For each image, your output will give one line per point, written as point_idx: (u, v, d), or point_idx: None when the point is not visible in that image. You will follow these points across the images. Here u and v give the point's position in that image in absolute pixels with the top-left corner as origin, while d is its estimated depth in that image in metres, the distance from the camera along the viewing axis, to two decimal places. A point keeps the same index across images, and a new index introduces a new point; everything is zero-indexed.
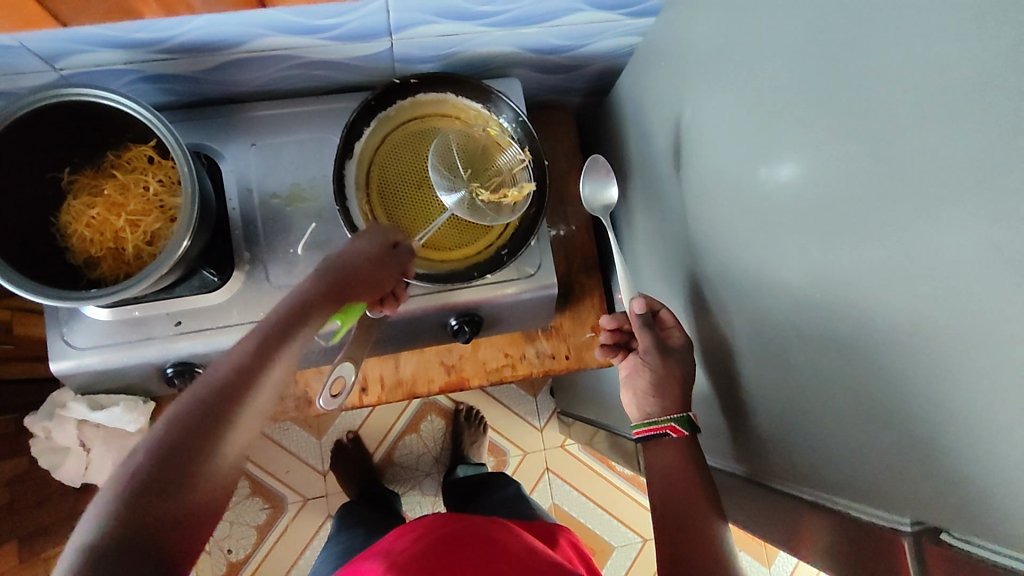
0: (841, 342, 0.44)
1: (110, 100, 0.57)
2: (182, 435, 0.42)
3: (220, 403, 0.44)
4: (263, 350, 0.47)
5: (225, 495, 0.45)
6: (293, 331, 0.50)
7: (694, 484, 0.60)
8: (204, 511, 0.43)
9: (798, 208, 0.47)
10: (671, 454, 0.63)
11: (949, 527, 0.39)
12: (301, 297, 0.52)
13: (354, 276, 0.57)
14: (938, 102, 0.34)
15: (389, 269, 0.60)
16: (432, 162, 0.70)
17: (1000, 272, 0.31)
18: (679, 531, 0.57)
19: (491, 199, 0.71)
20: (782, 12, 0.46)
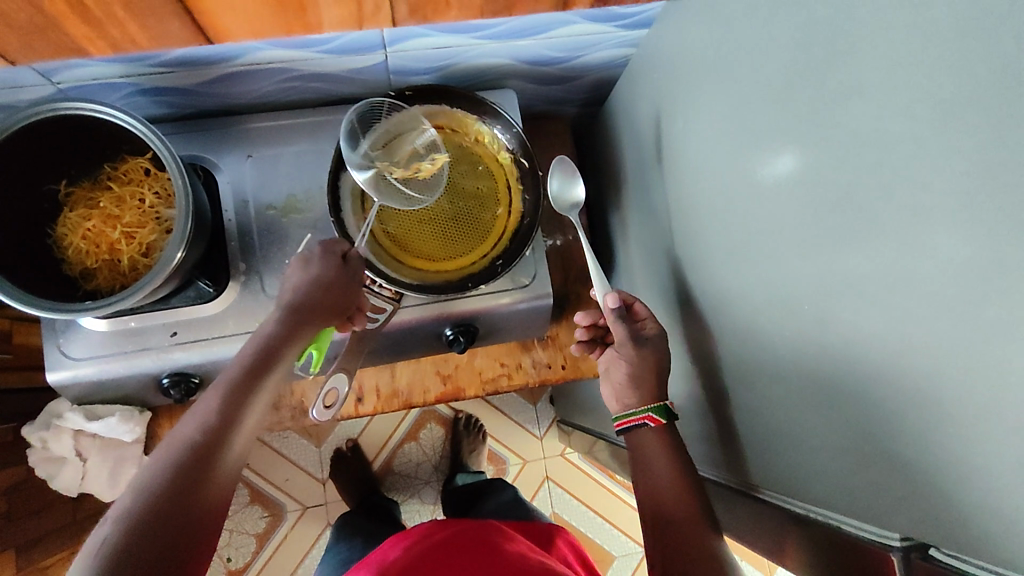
0: (830, 354, 0.44)
1: (106, 114, 0.58)
2: (173, 472, 0.46)
3: (207, 443, 0.49)
4: (240, 391, 0.52)
5: (218, 529, 0.49)
6: (266, 371, 0.54)
7: (680, 478, 0.60)
8: (202, 547, 0.47)
9: (789, 220, 0.47)
10: (654, 448, 0.63)
11: (937, 543, 0.38)
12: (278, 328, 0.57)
13: (317, 303, 0.58)
14: (925, 117, 0.34)
15: (353, 283, 0.61)
16: (348, 129, 0.67)
17: (988, 287, 0.31)
18: (669, 532, 0.56)
19: (403, 176, 0.70)
20: (772, 25, 0.46)
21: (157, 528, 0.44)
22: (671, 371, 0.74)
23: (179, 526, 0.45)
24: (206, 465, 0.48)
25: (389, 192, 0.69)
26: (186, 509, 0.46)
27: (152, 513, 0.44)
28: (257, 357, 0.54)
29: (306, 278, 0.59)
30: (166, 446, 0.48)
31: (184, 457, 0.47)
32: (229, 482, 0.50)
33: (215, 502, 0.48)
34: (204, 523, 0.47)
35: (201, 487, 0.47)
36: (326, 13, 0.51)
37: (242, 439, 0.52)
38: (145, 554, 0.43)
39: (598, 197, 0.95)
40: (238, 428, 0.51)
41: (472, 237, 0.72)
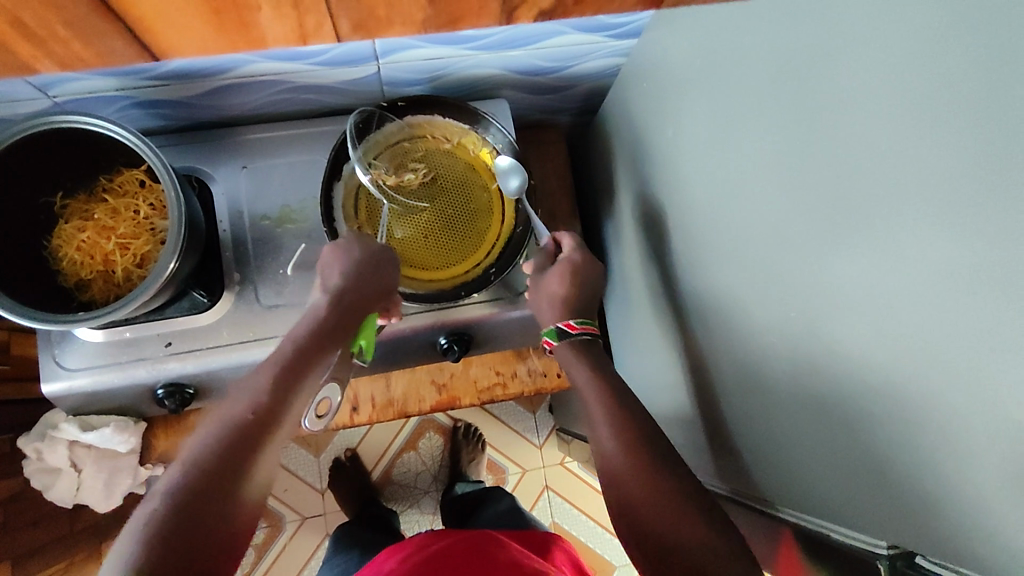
0: (818, 358, 0.44)
1: (98, 126, 0.58)
2: (220, 459, 0.48)
3: (253, 422, 0.51)
4: (285, 377, 0.55)
5: (259, 506, 0.51)
6: (309, 363, 0.57)
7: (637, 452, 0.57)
8: (244, 520, 0.49)
9: (777, 226, 0.47)
10: (608, 439, 0.59)
11: (923, 550, 0.38)
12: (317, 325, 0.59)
13: (356, 294, 0.62)
14: (907, 126, 0.34)
15: (387, 270, 0.65)
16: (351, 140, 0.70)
17: (971, 293, 0.31)
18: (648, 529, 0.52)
19: (394, 183, 0.71)
20: (758, 34, 0.47)
21: (205, 496, 0.46)
22: (666, 379, 0.74)
23: (225, 496, 0.47)
24: (251, 442, 0.50)
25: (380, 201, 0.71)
26: (231, 483, 0.48)
27: (200, 483, 0.47)
28: (294, 352, 0.57)
29: (347, 268, 0.63)
30: (213, 424, 0.51)
31: (230, 433, 0.50)
32: (272, 463, 0.52)
33: (259, 479, 0.50)
34: (247, 498, 0.49)
35: (247, 462, 0.49)
36: (271, 28, 0.37)
37: (287, 424, 0.54)
38: (191, 520, 0.45)
39: (593, 206, 0.95)
40: (282, 411, 0.53)
41: (467, 247, 0.72)
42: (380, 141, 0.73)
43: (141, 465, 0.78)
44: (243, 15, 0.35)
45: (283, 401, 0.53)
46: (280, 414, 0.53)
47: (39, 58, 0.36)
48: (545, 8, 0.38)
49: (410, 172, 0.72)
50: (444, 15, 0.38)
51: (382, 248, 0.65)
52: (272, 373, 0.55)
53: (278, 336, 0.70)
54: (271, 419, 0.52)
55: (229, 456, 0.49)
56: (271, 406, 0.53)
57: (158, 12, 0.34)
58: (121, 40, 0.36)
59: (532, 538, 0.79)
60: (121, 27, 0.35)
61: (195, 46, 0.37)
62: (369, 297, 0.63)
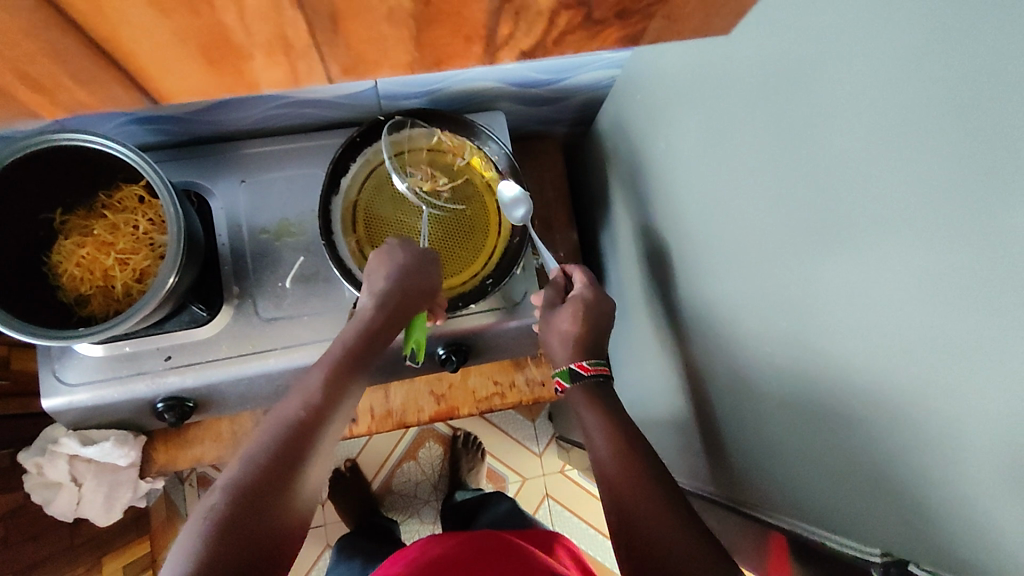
0: (812, 365, 0.44)
1: (98, 143, 0.59)
2: (277, 459, 0.50)
3: (309, 421, 0.54)
4: (332, 383, 0.57)
5: (313, 501, 0.53)
6: (356, 368, 0.59)
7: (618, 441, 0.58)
8: (302, 512, 0.51)
9: (770, 232, 0.48)
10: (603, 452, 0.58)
11: (919, 558, 0.38)
12: (364, 331, 0.61)
13: (402, 299, 0.63)
14: (887, 137, 0.35)
15: (431, 272, 0.67)
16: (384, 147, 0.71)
17: (952, 300, 0.32)
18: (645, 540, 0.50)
19: (431, 188, 0.72)
20: (745, 47, 0.48)
21: (268, 488, 0.49)
22: (663, 387, 0.74)
23: (286, 488, 0.50)
24: (307, 439, 0.53)
25: (377, 213, 0.72)
26: (291, 476, 0.50)
27: (262, 477, 0.49)
28: (341, 358, 0.59)
29: (392, 272, 0.64)
30: (270, 424, 0.54)
31: (288, 431, 0.53)
32: (324, 460, 0.55)
33: (311, 480, 0.53)
34: (303, 493, 0.51)
35: (304, 458, 0.52)
36: (267, 74, 0.33)
37: (337, 425, 0.57)
38: (255, 510, 0.47)
39: (589, 215, 0.96)
40: (334, 411, 0.56)
41: (464, 257, 0.73)
42: (400, 143, 0.73)
43: (141, 479, 0.79)
44: (240, 66, 0.32)
45: (331, 408, 0.56)
46: (329, 419, 0.55)
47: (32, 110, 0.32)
48: None
49: (435, 181, 0.73)
50: (430, 58, 0.34)
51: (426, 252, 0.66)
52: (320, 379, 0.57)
53: (277, 348, 0.70)
54: (321, 424, 0.54)
55: (290, 452, 0.51)
56: (320, 413, 0.55)
57: (154, 61, 0.30)
58: (113, 86, 0.32)
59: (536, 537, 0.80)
60: (106, 64, 0.30)
61: (185, 82, 0.32)
62: (411, 303, 0.65)
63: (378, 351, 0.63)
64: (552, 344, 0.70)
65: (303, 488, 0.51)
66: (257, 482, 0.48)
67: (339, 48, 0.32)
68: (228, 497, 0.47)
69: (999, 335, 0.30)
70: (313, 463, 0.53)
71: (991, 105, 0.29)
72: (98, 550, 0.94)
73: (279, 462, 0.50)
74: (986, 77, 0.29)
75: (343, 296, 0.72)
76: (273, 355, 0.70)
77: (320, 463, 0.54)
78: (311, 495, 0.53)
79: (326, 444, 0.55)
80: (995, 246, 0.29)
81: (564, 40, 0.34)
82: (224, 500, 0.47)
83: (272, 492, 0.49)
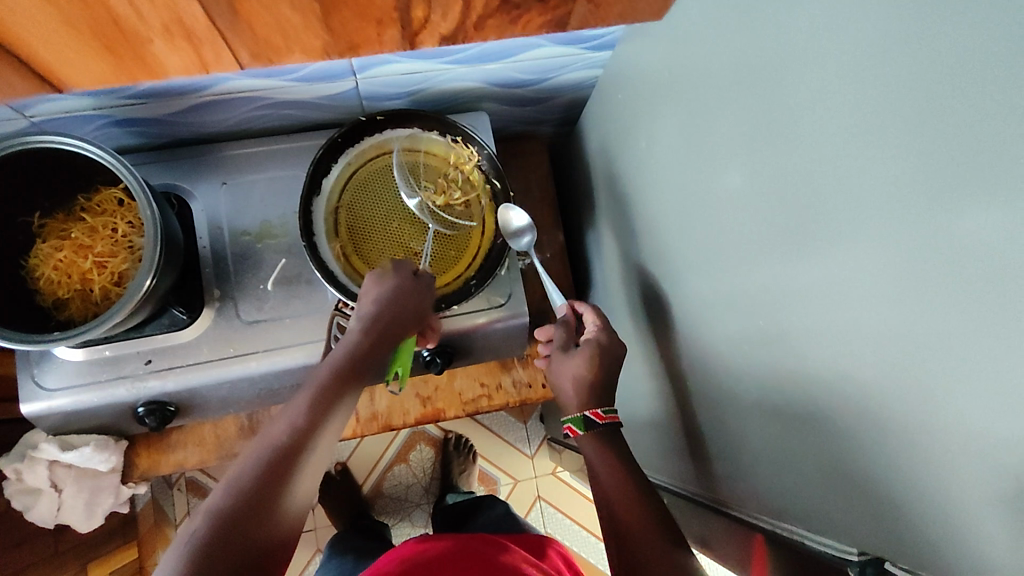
0: (790, 362, 0.44)
1: (73, 146, 0.59)
2: (259, 484, 0.49)
3: (297, 443, 0.53)
4: (320, 401, 0.56)
5: (298, 525, 0.52)
6: (345, 385, 0.57)
7: (613, 463, 0.62)
8: (284, 537, 0.50)
9: (748, 229, 0.47)
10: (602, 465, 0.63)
11: (894, 557, 0.38)
12: (353, 348, 0.60)
13: (392, 318, 0.62)
14: (858, 130, 0.35)
15: (424, 292, 0.65)
16: (397, 166, 0.72)
17: (924, 293, 0.32)
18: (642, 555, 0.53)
19: (443, 203, 0.72)
20: (721, 43, 0.47)
21: (249, 513, 0.48)
22: (649, 386, 0.74)
23: (268, 513, 0.49)
24: (291, 461, 0.52)
25: (361, 215, 0.72)
26: (274, 501, 0.49)
27: (244, 502, 0.48)
28: (332, 374, 0.57)
29: (382, 295, 0.63)
30: (258, 444, 0.53)
31: (274, 454, 0.51)
32: (311, 481, 0.54)
33: (296, 503, 0.52)
34: (286, 517, 0.50)
35: (288, 481, 0.51)
36: (169, 58, 0.37)
37: (325, 443, 0.55)
38: (235, 538, 0.47)
39: (575, 215, 0.95)
40: (320, 432, 0.55)
41: (447, 259, 0.73)
42: (408, 159, 0.73)
43: (123, 484, 0.78)
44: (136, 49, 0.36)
45: (318, 426, 0.54)
46: (317, 439, 0.54)
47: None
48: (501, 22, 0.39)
49: (445, 188, 0.72)
50: (344, 41, 0.39)
51: (418, 272, 0.65)
52: (309, 397, 0.56)
53: (259, 352, 0.70)
54: (308, 444, 0.53)
55: (274, 476, 0.50)
56: (306, 433, 0.53)
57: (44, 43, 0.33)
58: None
59: (527, 540, 0.78)
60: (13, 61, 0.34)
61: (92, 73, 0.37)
62: (404, 320, 0.63)
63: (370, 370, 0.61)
64: (564, 387, 0.69)
65: (288, 512, 0.51)
66: (239, 508, 0.48)
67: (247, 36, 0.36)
68: (208, 525, 0.47)
69: (970, 329, 0.29)
70: (298, 485, 0.52)
71: (960, 95, 0.28)
72: (84, 557, 0.94)
73: (262, 485, 0.49)
74: (954, 68, 0.29)
75: (326, 298, 0.72)
76: (255, 358, 0.70)
77: (306, 484, 0.53)
78: (297, 517, 0.52)
79: (313, 464, 0.54)
80: (966, 239, 0.29)
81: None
82: (204, 527, 0.47)
83: (253, 518, 0.48)
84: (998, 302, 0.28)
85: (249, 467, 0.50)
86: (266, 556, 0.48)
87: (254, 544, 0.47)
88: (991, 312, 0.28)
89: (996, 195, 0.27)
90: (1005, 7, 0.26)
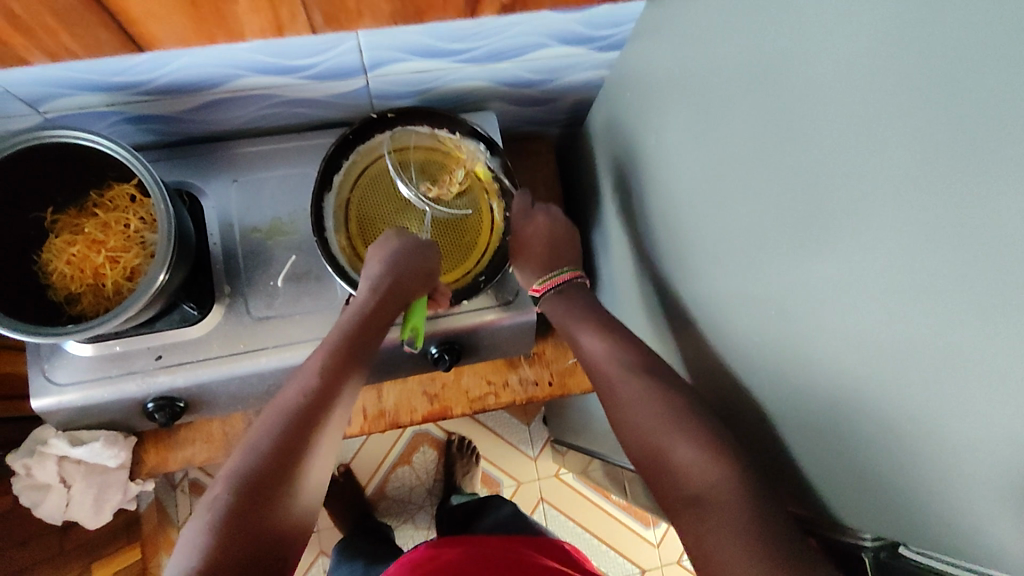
0: (800, 354, 0.45)
1: (88, 140, 0.59)
2: (277, 452, 0.51)
3: (306, 416, 0.54)
4: (331, 371, 0.57)
5: (317, 495, 0.54)
6: (355, 355, 0.59)
7: (648, 397, 0.58)
8: (306, 501, 0.52)
9: (755, 222, 0.48)
10: (632, 410, 0.59)
11: (908, 539, 0.39)
12: (359, 317, 0.62)
13: (396, 285, 0.63)
14: (866, 123, 0.35)
15: (428, 258, 0.66)
16: (388, 159, 0.72)
17: (932, 282, 0.32)
18: (687, 487, 0.51)
19: (438, 196, 0.73)
20: (727, 40, 0.48)
21: (270, 478, 0.49)
22: None
23: (288, 477, 0.50)
24: (306, 431, 0.53)
25: (370, 211, 0.73)
26: (292, 471, 0.51)
27: (262, 472, 0.49)
28: (339, 345, 0.59)
29: (385, 262, 0.64)
30: (272, 414, 0.54)
31: (288, 423, 0.53)
32: (328, 448, 0.55)
33: (314, 471, 0.53)
34: (304, 488, 0.52)
35: (305, 451, 0.52)
36: None
37: (338, 414, 0.57)
38: (257, 505, 0.48)
39: (581, 215, 0.96)
40: (332, 403, 0.56)
41: (456, 256, 0.73)
42: (399, 150, 0.73)
43: (131, 481, 0.78)
44: None
45: (331, 396, 0.56)
46: (330, 408, 0.56)
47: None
48: None
49: (444, 185, 0.73)
50: None
51: (423, 239, 0.66)
52: (321, 367, 0.57)
53: (268, 347, 0.70)
54: (322, 414, 0.55)
55: (293, 443, 0.52)
56: (320, 403, 0.55)
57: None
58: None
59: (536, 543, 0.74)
60: None
61: None
62: (410, 288, 0.64)
63: (376, 338, 0.63)
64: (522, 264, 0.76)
65: (307, 481, 0.52)
66: (260, 476, 0.49)
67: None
68: (231, 492, 0.48)
69: (981, 315, 0.30)
70: (314, 454, 0.53)
71: (973, 82, 0.29)
72: (88, 556, 0.93)
73: (281, 455, 0.51)
74: (966, 55, 0.29)
75: (336, 294, 0.72)
76: (265, 354, 0.70)
77: (323, 453, 0.55)
78: (317, 486, 0.54)
79: (327, 434, 0.55)
80: (980, 223, 0.29)
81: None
82: (225, 495, 0.48)
83: (275, 486, 0.49)
84: (1010, 291, 0.28)
85: (267, 437, 0.52)
86: (290, 521, 0.49)
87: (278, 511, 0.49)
88: (1004, 294, 0.28)
89: (1008, 179, 0.28)
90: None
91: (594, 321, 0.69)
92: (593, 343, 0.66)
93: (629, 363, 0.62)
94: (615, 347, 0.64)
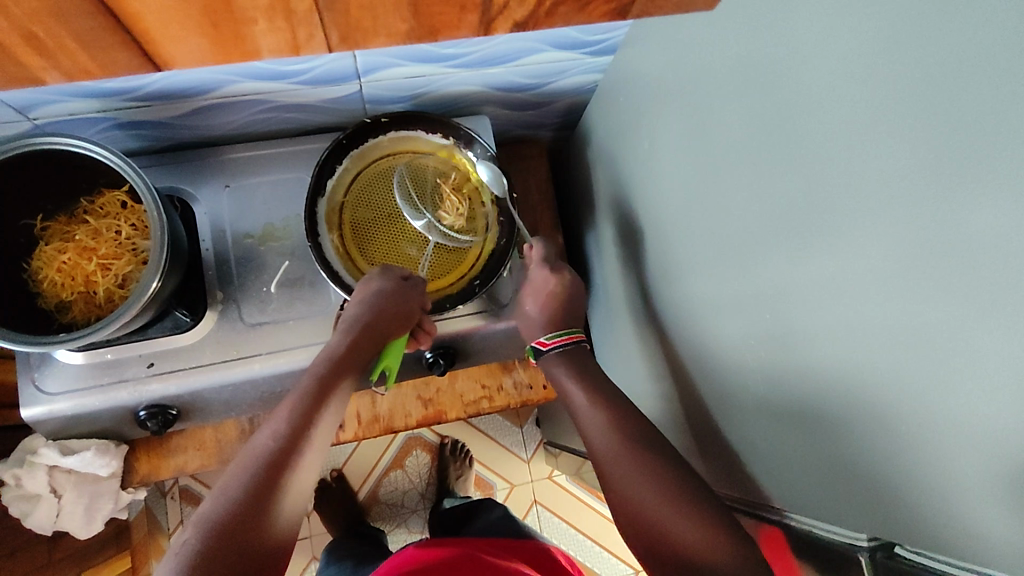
0: (792, 355, 0.45)
1: (78, 147, 0.59)
2: (250, 491, 0.50)
3: (282, 454, 0.53)
4: (307, 411, 0.57)
5: (293, 535, 0.53)
6: (330, 394, 0.60)
7: (640, 457, 0.57)
8: (279, 544, 0.51)
9: (745, 226, 0.49)
10: (615, 471, 0.58)
11: (901, 540, 0.38)
12: (336, 356, 0.62)
13: (374, 321, 0.64)
14: (853, 129, 0.36)
15: (410, 295, 0.66)
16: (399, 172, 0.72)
17: (919, 284, 0.33)
18: (686, 562, 0.49)
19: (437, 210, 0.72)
20: (718, 47, 0.49)
21: (246, 513, 0.49)
22: (651, 384, 0.75)
23: (262, 517, 0.49)
24: (281, 469, 0.53)
25: (363, 216, 0.73)
26: (267, 509, 0.50)
27: (236, 511, 0.49)
28: (315, 386, 0.59)
29: (365, 297, 0.64)
30: (245, 457, 0.54)
31: (263, 461, 0.53)
32: (301, 492, 0.54)
33: (288, 511, 0.52)
34: (280, 527, 0.51)
35: (280, 490, 0.52)
36: (265, 39, 0.37)
37: (314, 452, 0.57)
38: (230, 545, 0.47)
39: (575, 218, 0.96)
40: (308, 442, 0.56)
41: (450, 262, 0.73)
42: (408, 167, 0.73)
43: (122, 489, 0.78)
44: (239, 31, 0.36)
45: (307, 434, 0.56)
46: (307, 446, 0.55)
47: (44, 68, 0.35)
48: (519, 20, 0.39)
49: (449, 206, 0.72)
50: (426, 26, 0.38)
51: (406, 276, 0.67)
52: (298, 406, 0.57)
53: (263, 354, 0.70)
54: (297, 452, 0.54)
55: (265, 484, 0.51)
56: (296, 440, 0.55)
57: (159, 26, 0.34)
58: (120, 50, 0.36)
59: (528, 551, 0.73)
60: (127, 40, 0.35)
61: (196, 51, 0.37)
62: (388, 325, 0.65)
63: (353, 377, 0.63)
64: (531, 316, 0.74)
65: (282, 520, 0.51)
66: (234, 514, 0.48)
67: (338, 12, 0.35)
68: (205, 531, 0.48)
69: (968, 314, 0.30)
70: (290, 491, 0.53)
71: (961, 87, 0.29)
72: (79, 565, 0.93)
73: (256, 492, 0.50)
74: (954, 60, 0.30)
75: (329, 300, 0.72)
76: (259, 360, 0.69)
77: (298, 491, 0.54)
78: (292, 525, 0.53)
79: (303, 472, 0.55)
80: (967, 225, 0.30)
81: (553, 6, 0.38)
82: (198, 535, 0.48)
83: (250, 523, 0.48)
84: (995, 291, 0.29)
85: (242, 477, 0.51)
86: (263, 559, 0.49)
87: (252, 548, 0.48)
88: (990, 296, 0.29)
89: (992, 181, 0.28)
90: (992, 9, 0.28)
91: (579, 376, 0.68)
92: (577, 401, 0.65)
93: (615, 418, 0.62)
94: (600, 405, 0.63)
